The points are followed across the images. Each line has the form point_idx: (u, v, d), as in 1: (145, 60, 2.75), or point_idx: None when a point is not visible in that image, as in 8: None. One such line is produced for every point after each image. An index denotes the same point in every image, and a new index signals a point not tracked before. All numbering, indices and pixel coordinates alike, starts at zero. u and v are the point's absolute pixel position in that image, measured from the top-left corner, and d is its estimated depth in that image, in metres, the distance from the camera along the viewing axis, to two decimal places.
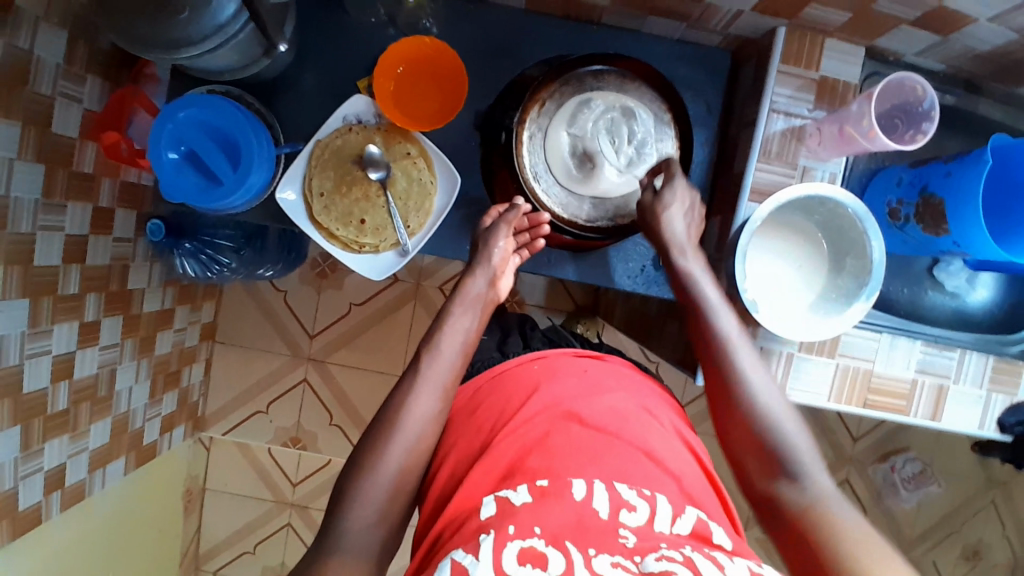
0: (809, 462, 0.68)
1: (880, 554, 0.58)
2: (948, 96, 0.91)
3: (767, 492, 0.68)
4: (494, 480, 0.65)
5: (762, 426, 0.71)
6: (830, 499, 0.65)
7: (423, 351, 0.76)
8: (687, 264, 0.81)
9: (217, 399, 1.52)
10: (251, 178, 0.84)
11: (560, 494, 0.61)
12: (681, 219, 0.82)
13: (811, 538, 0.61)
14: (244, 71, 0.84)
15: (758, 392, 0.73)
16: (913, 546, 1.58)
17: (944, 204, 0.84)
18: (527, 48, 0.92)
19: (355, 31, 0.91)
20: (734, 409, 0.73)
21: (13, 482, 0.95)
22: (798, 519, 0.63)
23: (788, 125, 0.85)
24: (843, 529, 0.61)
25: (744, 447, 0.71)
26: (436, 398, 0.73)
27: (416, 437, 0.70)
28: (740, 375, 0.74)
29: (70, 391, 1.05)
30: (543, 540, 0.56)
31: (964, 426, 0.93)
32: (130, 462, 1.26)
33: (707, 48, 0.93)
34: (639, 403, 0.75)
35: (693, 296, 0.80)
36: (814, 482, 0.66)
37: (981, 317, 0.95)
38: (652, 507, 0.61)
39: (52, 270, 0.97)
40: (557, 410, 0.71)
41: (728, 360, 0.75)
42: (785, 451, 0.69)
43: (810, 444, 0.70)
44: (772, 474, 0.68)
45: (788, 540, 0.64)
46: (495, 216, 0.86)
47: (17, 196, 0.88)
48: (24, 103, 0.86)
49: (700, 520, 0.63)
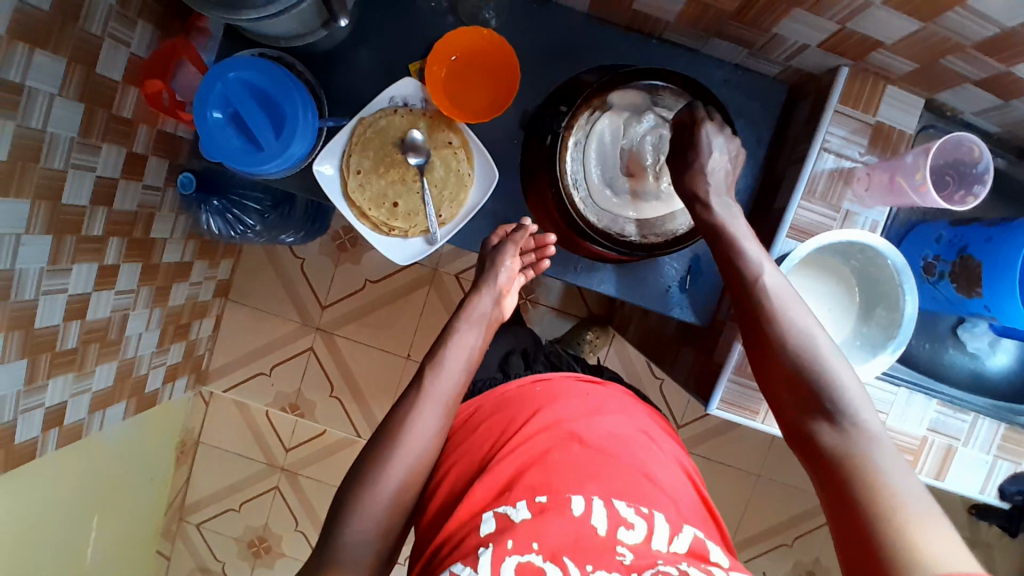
0: (852, 399, 0.64)
1: (918, 513, 0.56)
2: (999, 160, 0.90)
3: (809, 432, 0.65)
4: (496, 492, 0.65)
5: (801, 365, 0.67)
6: (875, 442, 0.62)
7: (427, 367, 0.76)
8: (716, 215, 0.78)
9: (222, 355, 1.53)
10: (293, 146, 0.83)
11: (560, 509, 0.62)
12: (722, 168, 0.80)
13: (852, 485, 0.60)
14: (302, 40, 0.83)
15: (796, 327, 0.69)
16: None
17: (981, 267, 0.84)
18: (583, 52, 0.91)
19: (413, 11, 0.90)
20: (768, 347, 0.69)
21: (13, 415, 0.96)
22: (839, 466, 0.61)
23: (837, 167, 0.84)
24: (882, 481, 0.58)
25: (780, 385, 0.69)
26: (437, 416, 0.73)
27: (417, 456, 0.70)
28: (775, 312, 0.70)
29: (81, 331, 1.05)
30: (541, 556, 0.58)
31: (966, 488, 0.92)
32: (130, 408, 1.27)
33: (765, 77, 0.92)
34: (640, 427, 0.76)
35: (720, 236, 0.77)
36: (859, 424, 0.63)
37: (997, 382, 0.94)
38: (650, 525, 0.62)
39: (79, 210, 0.97)
40: (560, 430, 0.71)
41: (760, 297, 0.71)
42: (823, 390, 0.65)
43: (856, 380, 0.66)
44: (815, 415, 0.65)
45: (827, 484, 0.62)
46: (501, 237, 0.88)
47: (54, 132, 0.87)
48: (72, 39, 0.86)
49: (697, 539, 0.63)
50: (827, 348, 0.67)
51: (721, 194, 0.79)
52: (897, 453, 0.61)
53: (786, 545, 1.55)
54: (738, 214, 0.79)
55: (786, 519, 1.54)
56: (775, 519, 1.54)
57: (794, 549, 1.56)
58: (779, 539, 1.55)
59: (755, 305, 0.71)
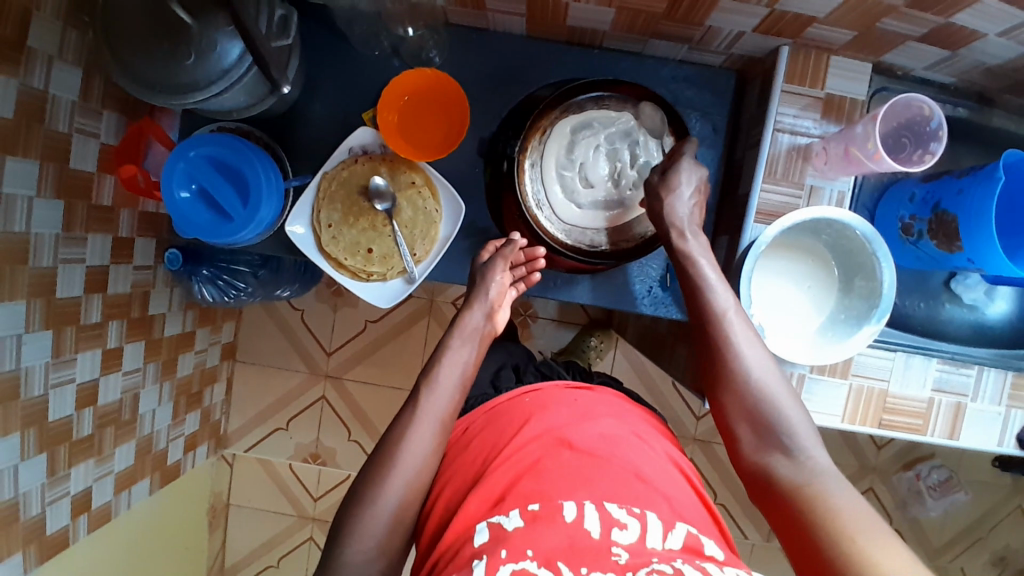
0: (805, 436, 0.70)
1: (875, 539, 0.60)
2: (960, 108, 0.88)
3: (765, 466, 0.71)
4: (488, 505, 0.64)
5: (761, 403, 0.72)
6: (825, 474, 0.67)
7: (422, 384, 0.76)
8: (688, 245, 0.80)
9: (239, 416, 1.55)
10: (262, 211, 0.86)
11: (552, 517, 0.61)
12: (688, 201, 0.81)
13: (807, 515, 0.64)
14: (253, 109, 0.85)
15: (754, 364, 0.74)
16: (938, 555, 1.54)
17: (957, 222, 0.82)
18: (530, 74, 0.92)
19: (358, 62, 0.92)
20: (730, 382, 0.74)
21: (40, 508, 0.99)
22: (795, 498, 0.66)
23: (793, 144, 0.84)
24: (839, 509, 0.63)
25: (740, 424, 0.73)
26: (432, 431, 0.73)
27: (414, 471, 0.70)
28: (736, 348, 0.74)
29: (94, 417, 1.08)
30: (535, 562, 0.57)
31: (982, 444, 0.91)
32: (155, 482, 1.29)
33: (711, 67, 0.92)
34: (631, 429, 0.74)
35: (687, 268, 0.79)
36: (810, 457, 0.69)
37: (1000, 330, 0.93)
38: (643, 525, 0.61)
39: (74, 301, 1.00)
40: (550, 438, 0.70)
41: (722, 333, 0.75)
42: (780, 427, 0.71)
43: (806, 416, 0.72)
44: (771, 450, 0.71)
45: (783, 516, 0.67)
46: (491, 251, 0.88)
47: (37, 232, 0.90)
48: (40, 140, 0.89)
49: (691, 534, 0.63)
50: (778, 387, 0.73)
51: (694, 228, 0.81)
52: (844, 483, 0.67)
53: None
54: (705, 245, 0.81)
55: None
56: None
57: None
58: None
59: (718, 339, 0.75)
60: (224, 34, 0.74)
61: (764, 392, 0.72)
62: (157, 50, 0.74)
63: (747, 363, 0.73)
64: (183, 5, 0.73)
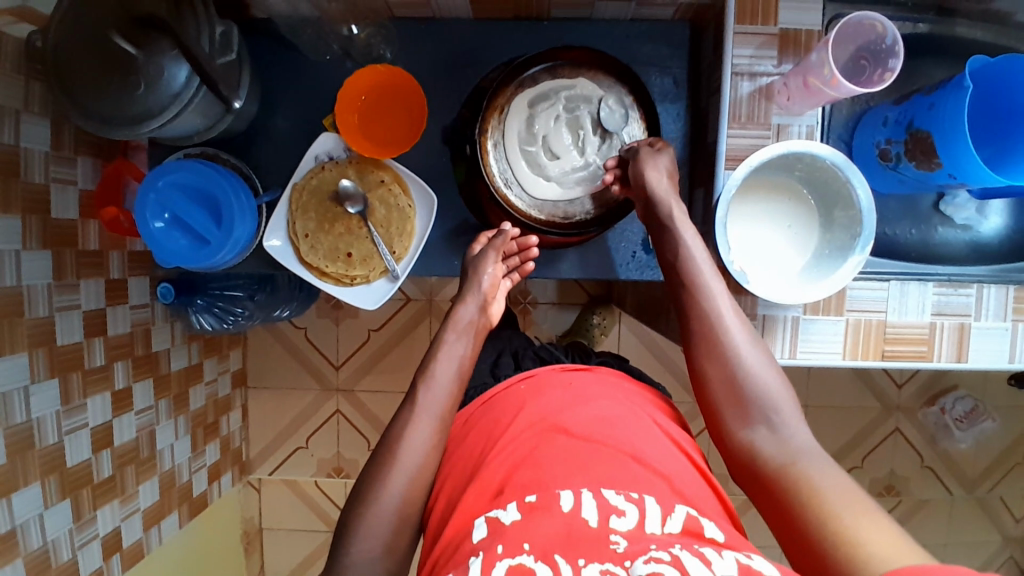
0: (786, 413, 0.69)
1: (856, 511, 0.59)
2: (921, 24, 0.87)
3: (747, 445, 0.70)
4: (488, 498, 0.63)
5: (745, 383, 0.71)
6: (806, 453, 0.66)
7: (418, 381, 0.77)
8: (673, 214, 0.79)
9: (259, 441, 1.57)
10: (236, 231, 0.87)
11: (549, 508, 0.58)
12: (667, 179, 0.81)
13: (790, 493, 0.63)
14: (212, 130, 0.87)
15: (736, 342, 0.73)
16: (975, 486, 1.51)
17: (932, 137, 0.80)
18: (483, 56, 0.93)
19: (314, 71, 0.94)
20: (715, 359, 0.73)
21: (71, 552, 1.01)
22: (777, 476, 0.66)
23: (755, 86, 0.82)
24: (819, 485, 0.62)
25: (724, 400, 0.72)
26: (431, 427, 0.73)
27: (416, 468, 0.70)
28: (721, 326, 0.74)
29: (113, 458, 1.09)
30: (532, 556, 0.54)
31: (993, 362, 0.89)
32: (183, 514, 1.31)
33: (662, 21, 0.92)
34: (626, 405, 0.71)
35: (670, 239, 0.79)
36: (792, 436, 0.68)
37: (995, 245, 0.92)
38: (641, 510, 0.58)
39: (77, 346, 1.01)
40: (543, 425, 0.68)
41: (709, 310, 0.74)
42: (762, 406, 0.70)
43: (788, 395, 0.71)
44: (754, 430, 0.70)
45: (769, 498, 0.66)
46: (483, 243, 0.89)
47: (30, 284, 0.91)
48: (19, 195, 0.89)
49: (691, 515, 0.60)
50: (762, 367, 0.72)
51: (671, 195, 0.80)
52: (825, 460, 0.66)
53: (857, 467, 1.50)
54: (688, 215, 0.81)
55: (849, 440, 1.49)
56: (837, 444, 1.49)
57: (866, 469, 1.50)
58: (849, 463, 1.50)
59: (704, 317, 0.75)
60: (170, 59, 0.75)
61: (749, 368, 0.72)
62: (106, 85, 0.74)
63: (734, 342, 0.73)
64: (125, 37, 0.74)
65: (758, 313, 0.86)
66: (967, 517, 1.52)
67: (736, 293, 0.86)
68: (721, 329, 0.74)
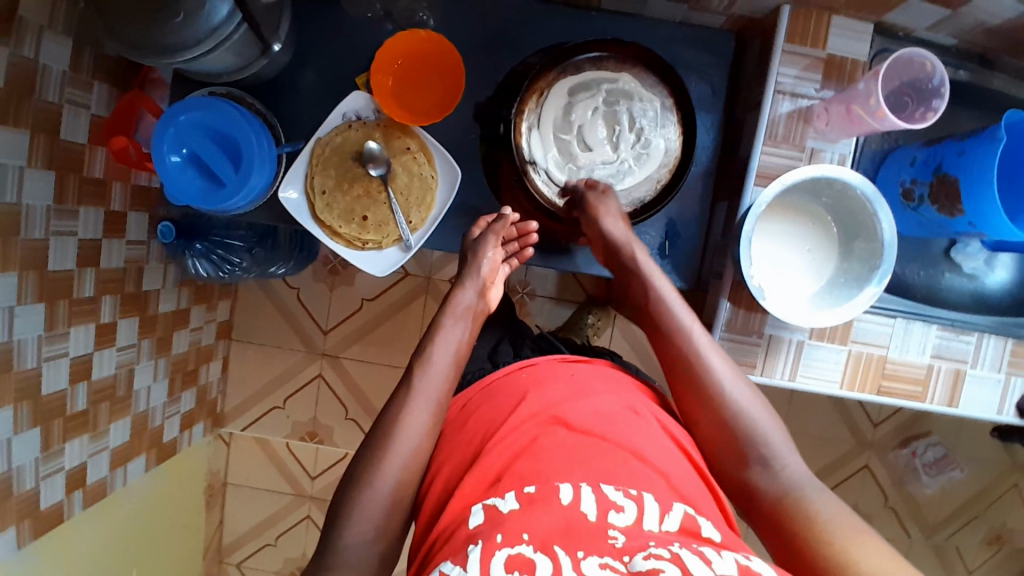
0: (778, 445, 0.70)
1: (852, 534, 0.62)
2: (960, 71, 0.88)
3: (744, 479, 0.70)
4: (485, 486, 0.62)
5: (734, 416, 0.72)
6: (802, 484, 0.68)
7: (415, 364, 0.76)
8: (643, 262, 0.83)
9: (236, 395, 1.55)
10: (253, 177, 0.85)
11: (548, 500, 0.58)
12: (621, 225, 0.84)
13: (791, 524, 0.65)
14: (242, 71, 0.86)
15: (720, 377, 0.74)
16: (934, 532, 1.54)
17: (959, 183, 0.81)
18: (525, 38, 0.92)
19: (353, 28, 0.92)
20: (699, 397, 0.74)
21: (34, 482, 0.98)
22: (776, 508, 0.67)
23: (795, 107, 0.82)
24: (816, 512, 0.64)
25: (716, 437, 0.72)
26: (428, 410, 0.72)
27: (411, 452, 0.69)
28: (703, 363, 0.75)
29: (89, 392, 1.07)
30: (531, 546, 0.53)
31: (982, 411, 0.90)
32: (150, 459, 1.28)
33: (709, 29, 0.91)
34: (627, 403, 0.71)
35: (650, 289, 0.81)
36: (786, 466, 0.69)
37: (998, 298, 0.92)
38: (640, 506, 0.58)
39: (68, 274, 0.98)
40: (545, 416, 0.67)
41: (690, 353, 0.76)
42: (753, 439, 0.70)
43: (778, 428, 0.72)
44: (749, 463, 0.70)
45: (771, 527, 0.67)
46: (482, 228, 0.89)
47: (29, 203, 0.88)
48: (31, 112, 0.86)
49: (688, 515, 0.60)
50: (749, 399, 0.73)
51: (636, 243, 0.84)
52: (821, 489, 0.67)
53: None
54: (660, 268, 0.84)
55: (819, 471, 1.51)
56: None
57: None
58: None
59: (685, 359, 0.76)
60: None
61: (736, 403, 0.72)
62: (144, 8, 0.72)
63: (718, 376, 0.74)
64: None
65: (765, 332, 0.86)
66: (922, 560, 1.55)
67: (747, 310, 0.86)
68: (704, 366, 0.75)
